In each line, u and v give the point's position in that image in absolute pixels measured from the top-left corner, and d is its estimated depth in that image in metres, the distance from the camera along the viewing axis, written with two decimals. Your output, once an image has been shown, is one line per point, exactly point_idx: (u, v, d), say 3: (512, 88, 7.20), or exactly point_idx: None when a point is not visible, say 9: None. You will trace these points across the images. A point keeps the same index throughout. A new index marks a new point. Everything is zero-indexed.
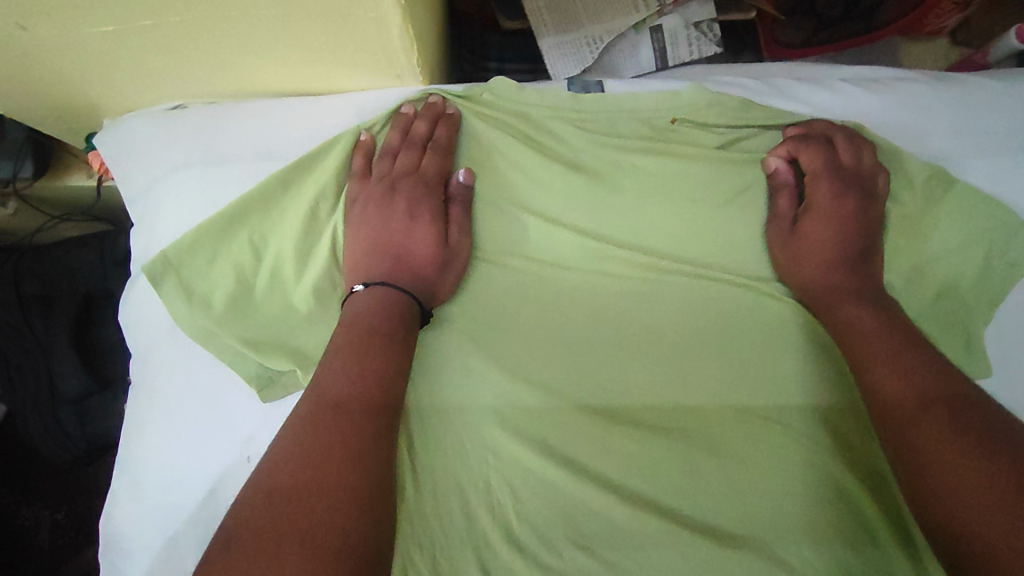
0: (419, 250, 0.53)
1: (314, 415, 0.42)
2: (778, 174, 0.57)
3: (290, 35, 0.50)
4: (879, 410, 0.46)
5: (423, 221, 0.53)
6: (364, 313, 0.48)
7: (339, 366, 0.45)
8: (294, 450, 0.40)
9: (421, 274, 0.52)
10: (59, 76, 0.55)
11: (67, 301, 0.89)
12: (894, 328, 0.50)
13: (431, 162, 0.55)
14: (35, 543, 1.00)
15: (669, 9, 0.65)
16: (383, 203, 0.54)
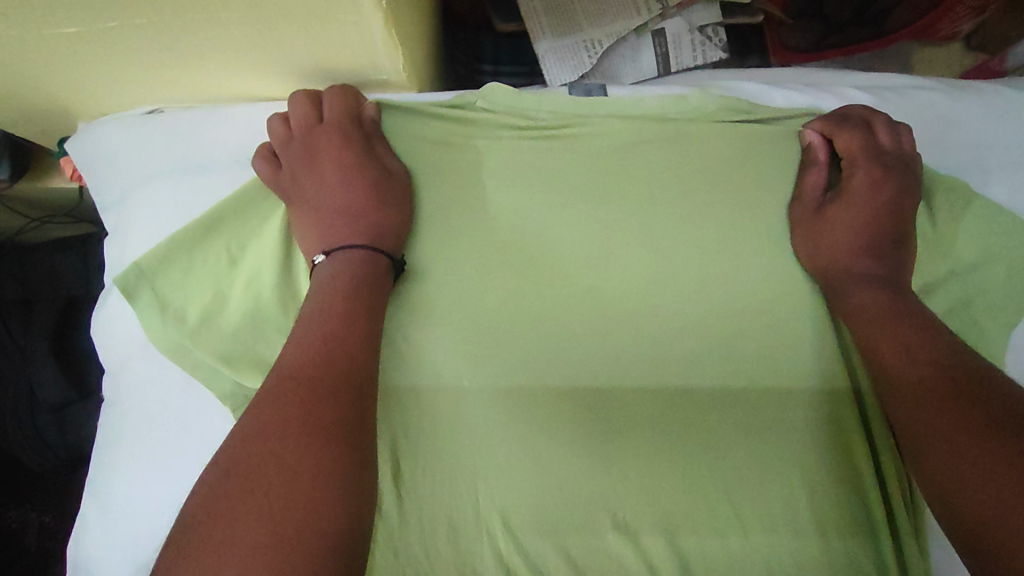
0: (356, 185, 0.49)
1: (284, 383, 0.39)
2: (812, 149, 0.54)
3: (267, 38, 0.46)
4: (895, 392, 0.44)
5: (348, 159, 0.50)
6: (328, 278, 0.45)
7: (304, 331, 0.42)
8: (265, 422, 0.37)
9: (371, 211, 0.49)
10: (25, 78, 0.52)
11: (47, 307, 0.86)
12: (912, 316, 0.46)
13: (333, 109, 0.52)
14: (21, 546, 0.98)
15: (673, 11, 0.62)
16: (307, 163, 0.51)
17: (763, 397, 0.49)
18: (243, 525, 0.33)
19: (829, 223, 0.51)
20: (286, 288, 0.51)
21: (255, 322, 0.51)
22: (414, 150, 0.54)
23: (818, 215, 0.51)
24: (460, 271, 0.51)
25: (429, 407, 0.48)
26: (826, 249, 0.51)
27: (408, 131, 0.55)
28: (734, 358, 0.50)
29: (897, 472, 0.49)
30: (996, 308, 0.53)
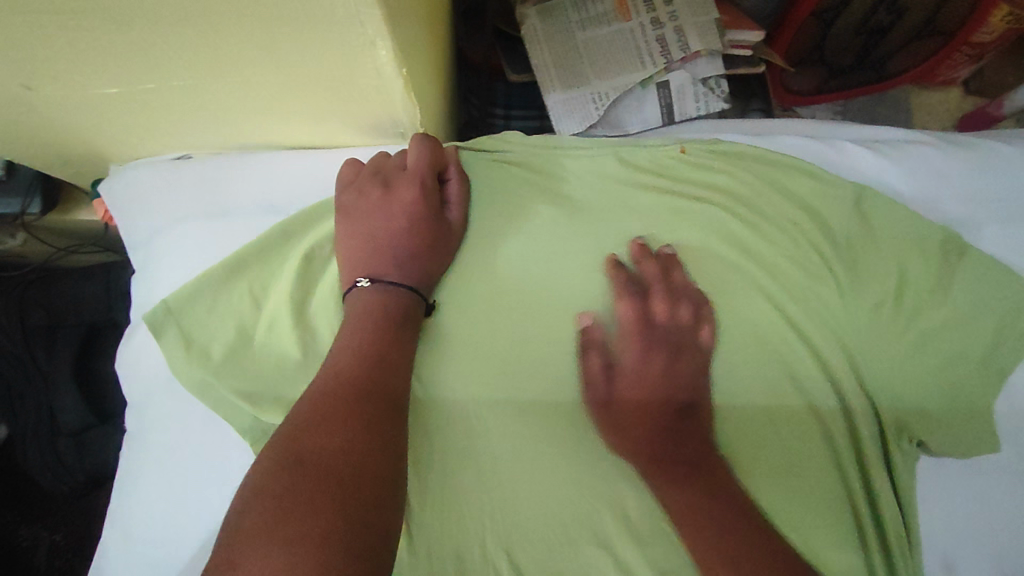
0: (421, 234, 0.52)
1: (329, 391, 0.43)
2: (592, 334, 0.53)
3: (294, 97, 0.49)
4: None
5: (418, 209, 0.52)
6: (372, 305, 0.49)
7: (348, 340, 0.47)
8: (312, 422, 0.41)
9: (418, 259, 0.51)
10: (65, 129, 0.55)
11: (73, 332, 0.90)
12: (709, 496, 0.48)
13: (425, 157, 0.54)
14: (31, 565, 1.01)
15: (677, 65, 0.65)
16: (381, 190, 0.53)
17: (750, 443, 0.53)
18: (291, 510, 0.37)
19: (610, 385, 0.52)
20: (304, 326, 0.54)
21: (276, 359, 0.53)
22: None
23: (604, 398, 0.52)
24: (469, 316, 0.53)
25: (443, 444, 0.51)
26: (591, 398, 0.52)
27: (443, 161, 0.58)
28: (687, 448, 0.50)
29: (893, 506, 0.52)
30: (993, 357, 0.54)
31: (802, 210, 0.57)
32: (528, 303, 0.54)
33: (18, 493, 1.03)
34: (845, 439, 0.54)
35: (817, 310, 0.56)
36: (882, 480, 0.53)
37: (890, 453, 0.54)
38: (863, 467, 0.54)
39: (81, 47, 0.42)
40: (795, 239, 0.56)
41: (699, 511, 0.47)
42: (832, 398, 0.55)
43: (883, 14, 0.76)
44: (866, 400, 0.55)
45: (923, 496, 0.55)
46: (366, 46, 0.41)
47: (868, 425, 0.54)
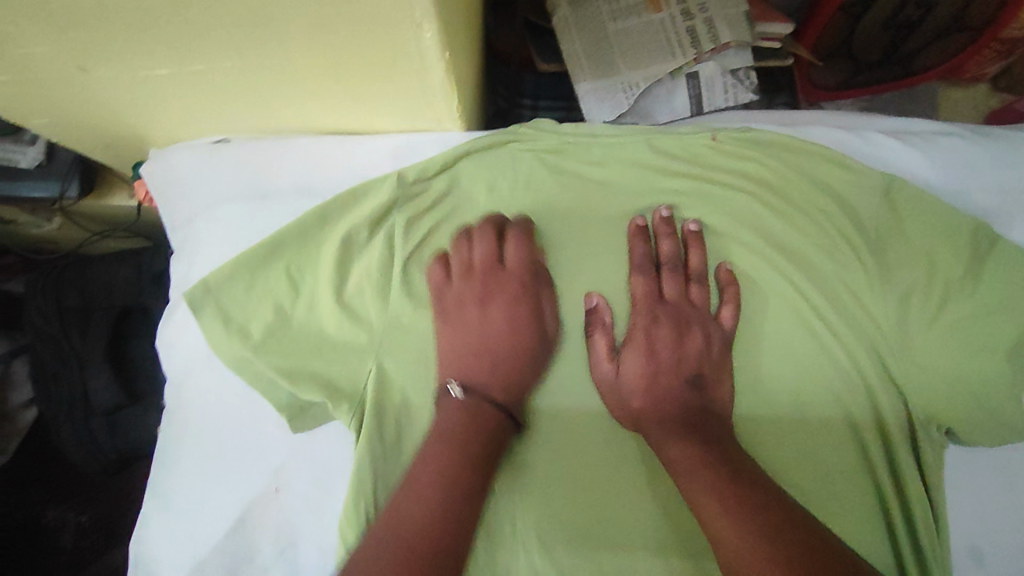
0: (524, 378, 0.54)
1: (450, 454, 0.48)
2: (598, 313, 0.54)
3: (336, 80, 0.51)
4: (710, 530, 0.43)
5: (517, 320, 0.54)
6: (466, 417, 0.50)
7: (461, 415, 0.50)
8: (429, 480, 0.47)
9: (512, 380, 0.53)
10: (112, 111, 0.57)
11: (105, 314, 0.91)
12: (715, 452, 0.47)
13: (518, 252, 0.56)
14: (58, 544, 1.05)
15: (707, 56, 0.66)
16: (477, 307, 0.55)
17: (774, 428, 0.55)
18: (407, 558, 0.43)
19: (616, 369, 0.52)
20: (342, 307, 0.55)
21: (314, 339, 0.54)
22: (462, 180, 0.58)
23: (610, 375, 0.52)
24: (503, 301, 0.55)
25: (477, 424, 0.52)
26: (600, 382, 0.53)
27: (479, 149, 0.58)
28: (686, 411, 0.50)
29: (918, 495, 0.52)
30: None
31: (832, 200, 0.57)
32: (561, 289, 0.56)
33: (51, 472, 1.08)
34: (870, 428, 0.55)
35: (847, 299, 0.56)
36: (910, 470, 0.53)
37: (920, 444, 0.54)
38: (891, 457, 0.54)
39: (138, 29, 0.43)
40: (825, 229, 0.57)
41: (685, 464, 0.47)
42: (861, 387, 0.55)
43: (912, 9, 0.76)
44: (896, 388, 0.55)
45: (950, 486, 0.55)
46: (412, 28, 0.42)
47: (896, 415, 0.54)
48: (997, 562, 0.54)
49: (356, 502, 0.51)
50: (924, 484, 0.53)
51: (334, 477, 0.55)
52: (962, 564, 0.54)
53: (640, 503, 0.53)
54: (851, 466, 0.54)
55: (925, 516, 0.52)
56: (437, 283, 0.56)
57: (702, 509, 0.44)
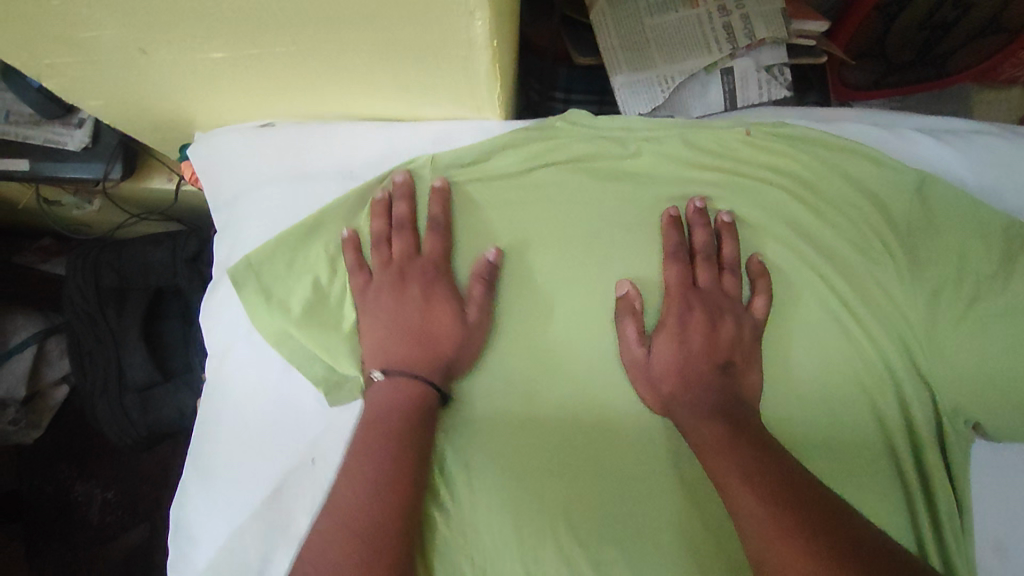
0: (442, 341, 0.54)
1: (388, 451, 0.49)
2: (630, 299, 0.55)
3: (384, 67, 0.52)
4: (735, 511, 0.44)
5: (442, 300, 0.55)
6: (389, 408, 0.51)
7: (389, 409, 0.51)
8: (382, 479, 0.48)
9: (439, 361, 0.54)
10: (165, 93, 0.59)
11: (141, 295, 0.94)
12: (744, 436, 0.48)
13: (433, 241, 0.56)
14: (84, 519, 1.10)
15: (743, 51, 0.67)
16: (397, 291, 0.55)
17: (802, 418, 0.55)
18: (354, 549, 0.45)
19: (647, 351, 0.54)
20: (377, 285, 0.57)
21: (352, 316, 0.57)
22: (499, 168, 0.59)
23: (641, 360, 0.54)
24: (536, 287, 0.57)
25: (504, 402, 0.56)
26: (630, 363, 0.54)
27: (517, 135, 0.59)
28: (716, 396, 0.51)
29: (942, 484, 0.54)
30: None
31: (866, 196, 0.58)
32: (593, 278, 0.57)
33: (84, 447, 1.13)
34: (898, 421, 0.56)
35: (877, 294, 0.57)
36: (936, 463, 0.54)
37: (946, 437, 0.55)
38: (918, 450, 0.55)
39: (202, 13, 0.45)
40: (857, 225, 0.58)
41: (713, 448, 0.48)
42: (888, 381, 0.56)
43: (948, 9, 0.77)
44: (923, 383, 0.55)
45: (975, 480, 0.57)
46: (465, 17, 0.44)
47: (922, 409, 0.55)
48: (1020, 554, 0.55)
49: None
50: (947, 477, 0.55)
51: None
52: (985, 555, 0.56)
53: (667, 482, 0.55)
54: (876, 459, 0.55)
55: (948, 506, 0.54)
56: (354, 269, 0.56)
57: (723, 483, 0.46)
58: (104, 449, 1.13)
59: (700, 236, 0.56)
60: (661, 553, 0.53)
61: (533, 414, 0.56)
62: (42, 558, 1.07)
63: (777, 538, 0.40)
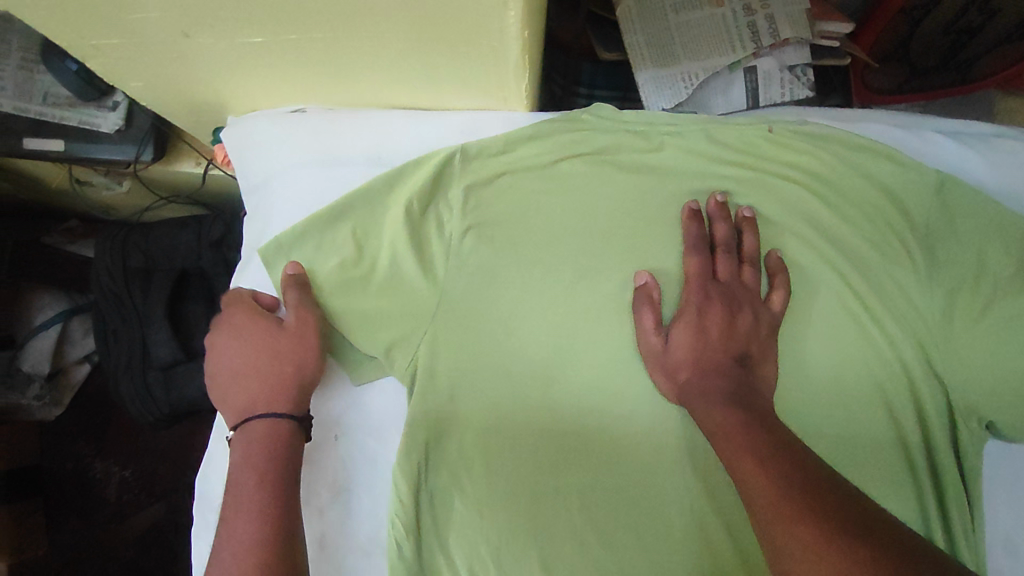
0: (256, 356, 0.55)
1: (252, 495, 0.50)
2: (648, 289, 0.56)
3: (415, 55, 0.54)
4: (748, 495, 0.45)
5: (257, 344, 0.56)
6: (250, 449, 0.52)
7: (242, 459, 0.52)
8: (255, 516, 0.49)
9: (269, 379, 0.54)
10: (202, 77, 0.60)
11: (166, 276, 0.96)
12: (759, 423, 0.49)
13: (244, 312, 0.58)
14: (103, 496, 1.13)
15: (767, 51, 0.68)
16: (222, 341, 0.57)
17: (816, 410, 0.56)
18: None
19: (665, 340, 0.55)
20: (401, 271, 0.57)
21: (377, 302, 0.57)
22: (523, 157, 0.60)
23: (658, 348, 0.55)
24: (555, 275, 0.58)
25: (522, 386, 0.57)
26: (647, 352, 0.56)
27: (544, 127, 0.60)
28: (731, 385, 0.52)
29: (952, 479, 0.55)
30: None
31: (886, 196, 0.59)
32: (612, 268, 0.58)
33: (103, 425, 1.15)
34: (911, 419, 0.56)
35: (892, 291, 0.58)
36: (947, 458, 0.55)
37: (960, 436, 0.56)
38: (929, 448, 0.56)
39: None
40: (876, 225, 0.59)
41: (727, 434, 0.49)
42: (902, 378, 0.57)
43: (974, 14, 0.77)
44: (937, 380, 0.56)
45: (987, 479, 0.58)
46: (498, 6, 0.45)
47: (937, 408, 0.56)
48: None
49: (411, 452, 0.55)
50: (959, 475, 0.56)
51: (387, 428, 0.59)
52: (995, 552, 0.57)
53: (678, 470, 0.57)
54: (887, 456, 0.56)
55: (958, 501, 0.55)
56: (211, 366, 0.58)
57: (740, 469, 0.47)
58: (123, 428, 1.16)
59: (720, 229, 0.57)
60: (667, 537, 0.56)
61: (550, 397, 0.57)
62: (59, 534, 1.09)
63: (795, 520, 0.41)
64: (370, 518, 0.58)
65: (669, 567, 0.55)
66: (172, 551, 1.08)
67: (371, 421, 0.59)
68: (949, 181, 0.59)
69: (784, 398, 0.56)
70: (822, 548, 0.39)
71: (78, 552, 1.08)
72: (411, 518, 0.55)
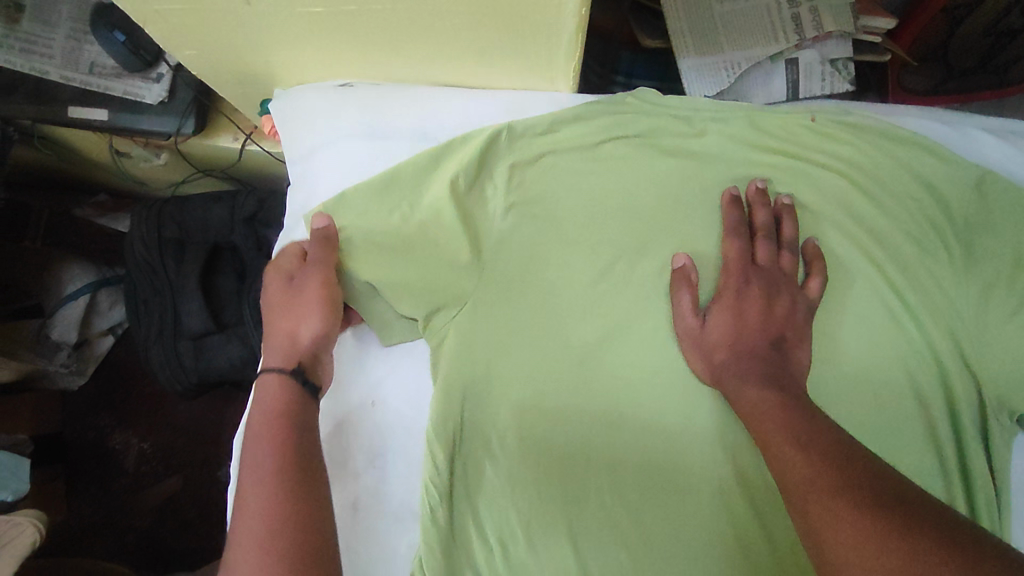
0: (280, 311, 0.57)
1: (260, 473, 0.49)
2: (685, 270, 0.57)
3: (471, 30, 0.55)
4: (780, 471, 0.46)
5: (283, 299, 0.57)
6: (269, 392, 0.54)
7: (264, 396, 0.54)
8: (269, 466, 0.49)
9: (285, 336, 0.56)
10: (258, 47, 0.62)
11: (199, 248, 0.97)
12: (793, 401, 0.49)
13: (283, 260, 0.59)
14: (121, 467, 1.12)
15: (809, 43, 0.69)
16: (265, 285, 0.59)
17: (851, 399, 0.57)
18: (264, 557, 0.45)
19: (702, 322, 0.56)
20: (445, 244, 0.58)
21: (419, 273, 0.57)
22: (567, 138, 0.61)
23: (693, 329, 0.56)
24: (595, 253, 0.59)
25: (558, 360, 0.58)
26: (684, 333, 0.56)
27: (591, 109, 0.62)
28: (768, 366, 0.52)
29: (982, 472, 0.55)
30: None
31: (925, 190, 0.60)
32: (652, 249, 0.59)
33: (125, 396, 1.15)
34: (942, 411, 0.57)
35: (928, 283, 0.58)
36: (978, 451, 0.56)
37: (990, 430, 0.56)
38: (960, 441, 0.56)
39: None
40: (914, 217, 0.59)
41: (761, 413, 0.50)
42: (935, 369, 0.57)
43: (1015, 17, 0.78)
44: (970, 373, 0.57)
45: (1016, 475, 0.58)
46: None
47: (967, 402, 0.56)
48: None
49: (448, 419, 0.57)
50: (989, 468, 0.56)
51: (424, 398, 0.61)
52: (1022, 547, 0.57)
53: (709, 450, 0.57)
54: (919, 447, 0.56)
55: (989, 493, 0.55)
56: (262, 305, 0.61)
57: (773, 447, 0.47)
58: (143, 398, 1.15)
59: (761, 215, 0.58)
60: (696, 516, 0.57)
61: (586, 373, 0.58)
62: (80, 502, 1.10)
63: (827, 494, 0.41)
64: (404, 485, 0.60)
65: (696, 546, 0.56)
66: (190, 523, 1.09)
67: (408, 389, 0.61)
68: (988, 178, 0.59)
69: (819, 385, 0.57)
70: (855, 519, 0.39)
71: (98, 520, 1.09)
72: (444, 485, 0.57)
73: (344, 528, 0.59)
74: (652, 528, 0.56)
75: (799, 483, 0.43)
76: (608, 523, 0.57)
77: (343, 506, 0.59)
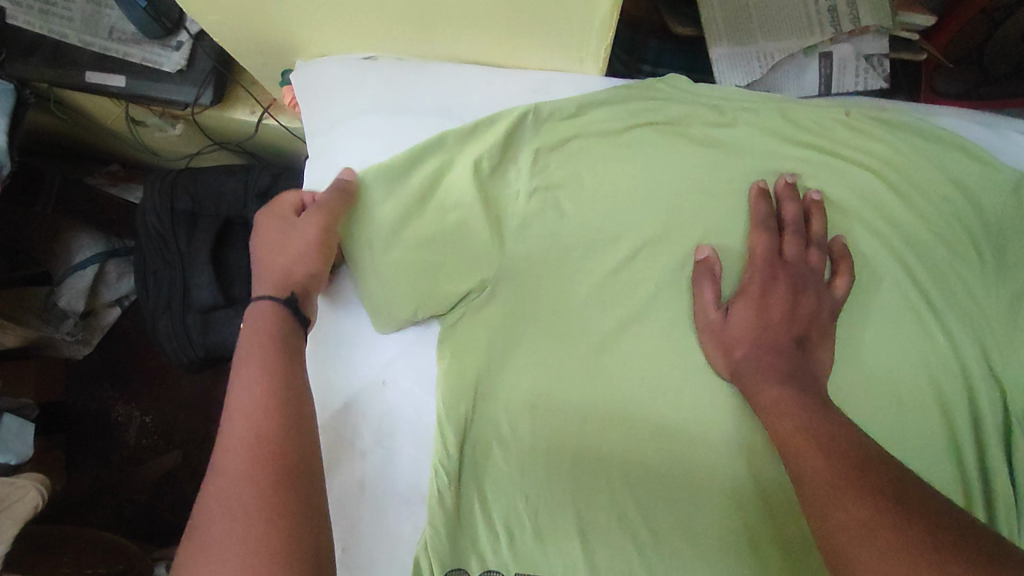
0: (285, 251, 0.56)
1: (248, 426, 0.46)
2: (708, 263, 0.56)
3: (505, 7, 0.53)
4: (794, 474, 0.44)
5: (288, 239, 0.56)
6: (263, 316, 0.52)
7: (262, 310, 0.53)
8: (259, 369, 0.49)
9: (284, 274, 0.55)
10: (284, 16, 0.61)
11: (212, 223, 0.96)
12: (814, 401, 0.48)
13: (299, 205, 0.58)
14: (122, 439, 1.12)
15: (845, 37, 0.67)
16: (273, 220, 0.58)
17: (875, 402, 0.55)
18: (247, 546, 0.41)
19: (724, 315, 0.54)
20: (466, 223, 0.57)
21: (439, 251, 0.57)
22: (595, 121, 0.60)
23: (715, 326, 0.55)
24: (617, 240, 0.58)
25: (575, 348, 0.57)
26: (704, 326, 0.55)
27: (621, 94, 0.61)
28: (790, 364, 0.51)
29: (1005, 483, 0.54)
30: None
31: (958, 191, 0.59)
32: (676, 239, 0.58)
33: (129, 368, 1.15)
34: (965, 418, 0.55)
35: (956, 287, 0.57)
36: (1000, 460, 0.54)
37: (1014, 440, 0.55)
38: (982, 449, 0.55)
39: None
40: (945, 219, 0.58)
41: (779, 412, 0.48)
42: (961, 376, 0.56)
43: None
44: (995, 381, 0.56)
45: None
46: None
47: (992, 411, 0.55)
48: None
49: (460, 405, 0.56)
50: (1010, 479, 0.55)
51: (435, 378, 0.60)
52: None
53: (723, 445, 0.56)
54: (941, 454, 0.55)
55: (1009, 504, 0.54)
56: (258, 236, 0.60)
57: (791, 446, 0.46)
58: (147, 371, 1.15)
59: (791, 211, 0.57)
60: (707, 511, 0.55)
61: (604, 362, 0.57)
62: (78, 471, 1.10)
63: (849, 498, 0.39)
64: (411, 466, 0.58)
65: (708, 544, 0.55)
66: (189, 499, 1.09)
67: (419, 368, 0.60)
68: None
69: (843, 386, 0.55)
70: (870, 523, 0.37)
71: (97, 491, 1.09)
72: (454, 469, 0.56)
73: (349, 508, 0.58)
74: (661, 525, 0.55)
75: (812, 484, 0.42)
76: (617, 518, 0.56)
77: (348, 486, 0.58)
